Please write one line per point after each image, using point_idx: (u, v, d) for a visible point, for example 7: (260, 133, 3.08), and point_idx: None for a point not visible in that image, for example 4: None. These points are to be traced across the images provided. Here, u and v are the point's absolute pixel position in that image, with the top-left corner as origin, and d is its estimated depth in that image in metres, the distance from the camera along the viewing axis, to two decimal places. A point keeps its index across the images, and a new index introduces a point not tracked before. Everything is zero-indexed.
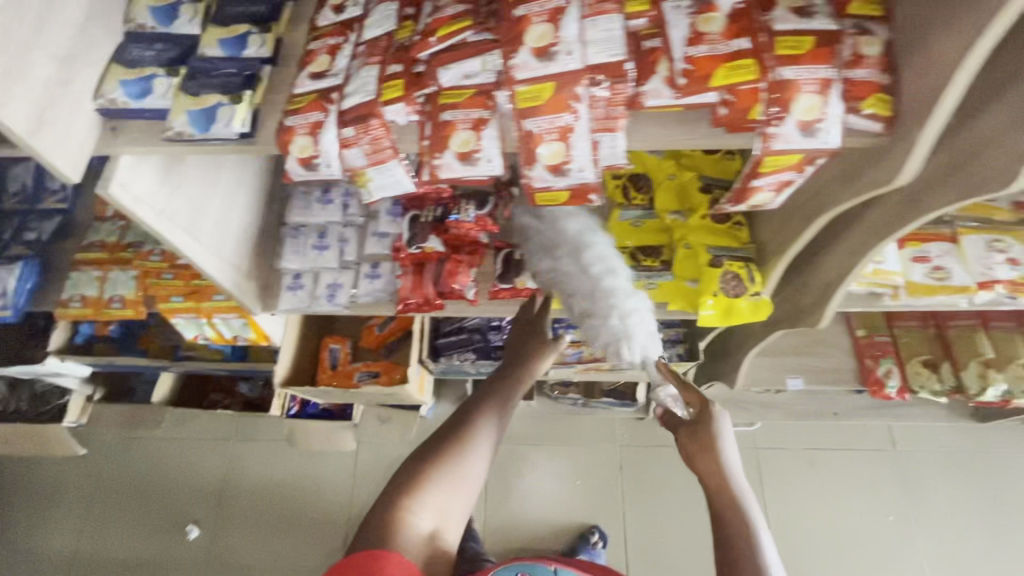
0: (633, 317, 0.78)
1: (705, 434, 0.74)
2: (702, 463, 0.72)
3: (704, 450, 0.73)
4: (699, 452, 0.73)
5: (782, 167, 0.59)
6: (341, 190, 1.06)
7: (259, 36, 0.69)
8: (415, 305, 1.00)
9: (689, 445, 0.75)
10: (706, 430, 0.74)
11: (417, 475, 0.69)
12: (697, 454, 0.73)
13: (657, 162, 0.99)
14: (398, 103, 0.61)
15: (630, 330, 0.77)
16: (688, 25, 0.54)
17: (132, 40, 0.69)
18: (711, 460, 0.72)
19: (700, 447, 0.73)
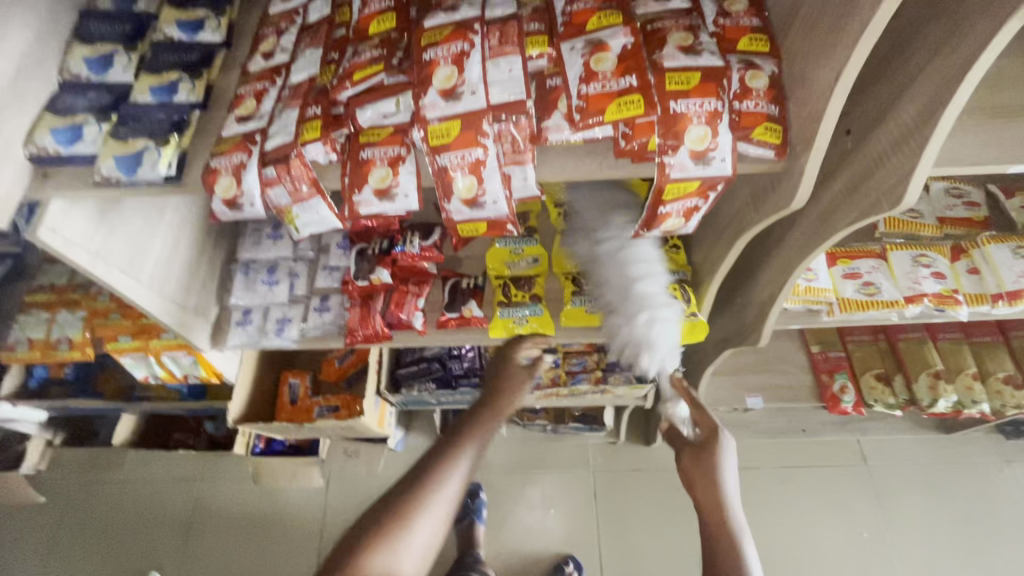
0: (661, 323, 0.80)
1: (706, 456, 0.76)
2: (705, 486, 0.73)
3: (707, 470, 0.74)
4: (703, 475, 0.75)
5: (685, 194, 0.62)
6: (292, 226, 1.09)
7: (190, 83, 0.72)
8: (363, 338, 1.00)
9: (697, 468, 0.75)
10: (709, 458, 0.75)
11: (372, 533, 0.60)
12: (702, 476, 0.74)
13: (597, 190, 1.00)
14: (317, 143, 0.63)
15: (652, 338, 0.80)
16: (582, 64, 0.57)
17: (66, 89, 0.71)
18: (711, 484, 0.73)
19: (704, 468, 0.75)
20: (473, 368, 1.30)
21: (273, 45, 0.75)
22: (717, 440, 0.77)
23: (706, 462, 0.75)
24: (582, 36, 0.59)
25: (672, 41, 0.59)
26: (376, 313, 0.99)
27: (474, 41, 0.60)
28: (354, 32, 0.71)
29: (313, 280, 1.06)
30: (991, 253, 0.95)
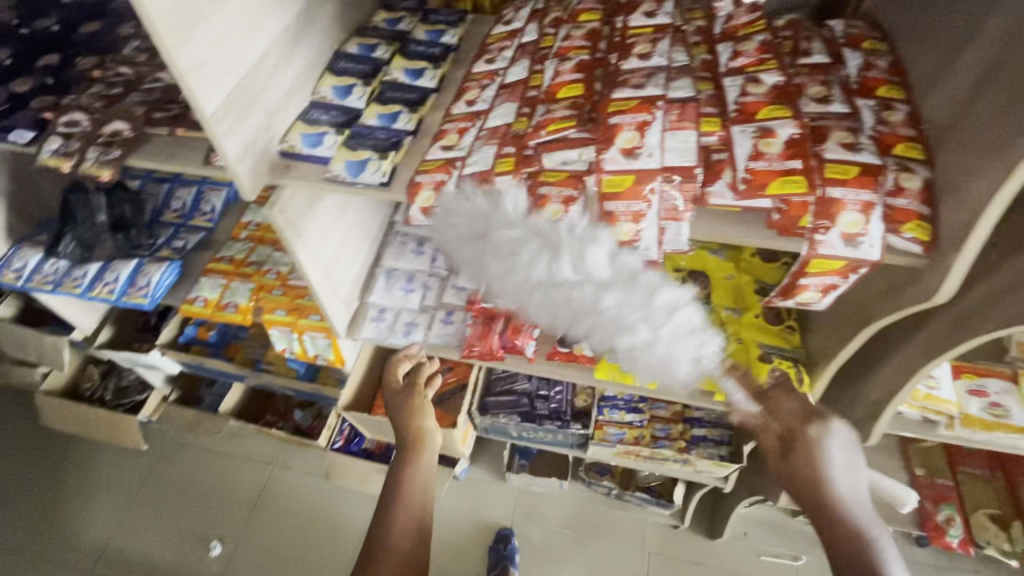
0: (671, 331, 0.88)
1: (811, 459, 0.77)
2: (809, 489, 0.75)
3: (807, 474, 0.76)
4: (804, 475, 0.77)
5: (827, 270, 0.67)
6: (433, 245, 1.23)
7: (408, 115, 0.90)
8: (478, 353, 1.10)
9: (790, 467, 0.79)
10: (801, 450, 0.79)
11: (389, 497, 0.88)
12: (804, 478, 0.76)
13: (717, 262, 1.08)
14: (508, 175, 0.76)
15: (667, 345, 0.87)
16: (752, 145, 0.67)
17: (314, 106, 0.90)
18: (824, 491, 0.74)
19: (808, 472, 0.77)
20: (558, 410, 1.35)
21: (475, 95, 0.91)
22: (810, 438, 0.79)
23: (800, 464, 0.77)
24: (752, 123, 0.69)
25: (834, 137, 0.67)
26: (495, 334, 1.09)
27: (657, 113, 0.72)
28: (546, 94, 0.86)
29: (441, 296, 1.18)
30: None
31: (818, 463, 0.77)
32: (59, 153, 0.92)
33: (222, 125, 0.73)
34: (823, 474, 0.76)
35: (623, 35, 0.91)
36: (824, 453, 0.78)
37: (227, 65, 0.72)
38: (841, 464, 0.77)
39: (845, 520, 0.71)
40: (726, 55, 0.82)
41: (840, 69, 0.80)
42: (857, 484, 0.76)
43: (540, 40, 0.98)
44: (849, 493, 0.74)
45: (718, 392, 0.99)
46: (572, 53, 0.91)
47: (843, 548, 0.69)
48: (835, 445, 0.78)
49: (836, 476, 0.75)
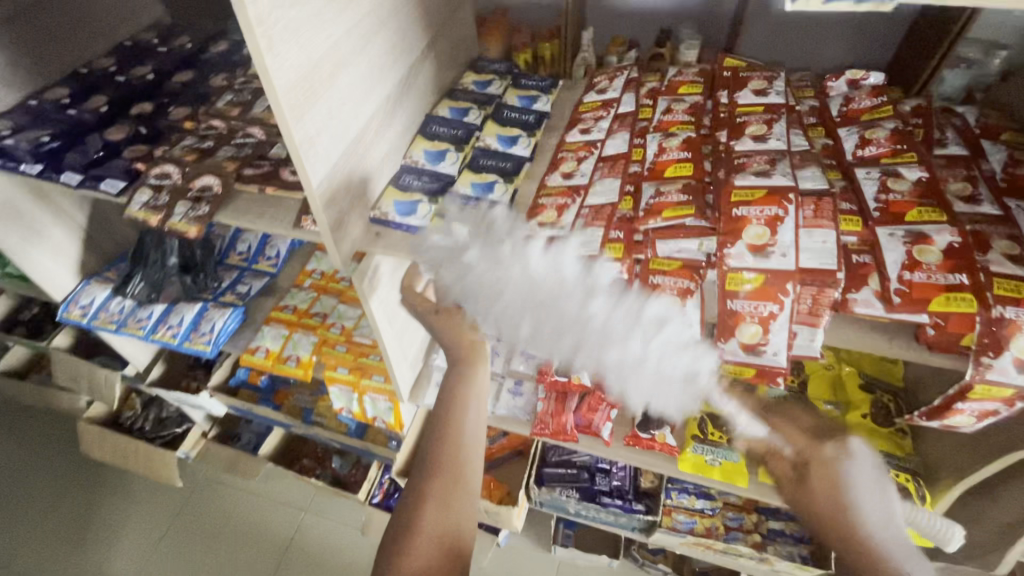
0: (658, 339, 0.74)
1: (831, 487, 0.67)
2: (843, 522, 0.65)
3: (832, 508, 0.66)
4: (821, 493, 0.68)
5: (994, 396, 0.59)
6: None
7: (504, 185, 0.86)
8: (550, 432, 1.03)
9: (804, 491, 0.70)
10: (822, 467, 0.70)
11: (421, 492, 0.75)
12: (818, 499, 0.67)
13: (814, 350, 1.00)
14: (616, 262, 0.72)
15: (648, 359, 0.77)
16: (904, 252, 0.61)
17: (407, 171, 0.88)
18: (858, 524, 0.64)
19: (827, 500, 0.67)
20: (620, 488, 1.27)
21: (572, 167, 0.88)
22: (826, 459, 0.71)
23: (820, 493, 0.68)
24: (901, 225, 0.63)
25: (999, 246, 0.60)
26: (570, 411, 1.03)
27: (790, 206, 0.66)
28: (652, 172, 0.81)
29: (509, 362, 1.12)
30: None
31: (843, 490, 0.67)
32: (149, 206, 0.91)
33: (325, 197, 0.71)
34: (852, 506, 0.65)
35: (730, 112, 0.87)
36: (844, 478, 0.68)
37: (336, 138, 0.70)
38: (869, 496, 0.67)
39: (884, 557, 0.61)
40: (851, 141, 0.77)
41: (982, 162, 0.73)
42: (887, 512, 0.66)
43: (638, 110, 0.94)
44: (885, 526, 0.64)
45: None
46: (676, 128, 0.87)
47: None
48: (858, 473, 0.68)
49: (866, 508, 0.65)
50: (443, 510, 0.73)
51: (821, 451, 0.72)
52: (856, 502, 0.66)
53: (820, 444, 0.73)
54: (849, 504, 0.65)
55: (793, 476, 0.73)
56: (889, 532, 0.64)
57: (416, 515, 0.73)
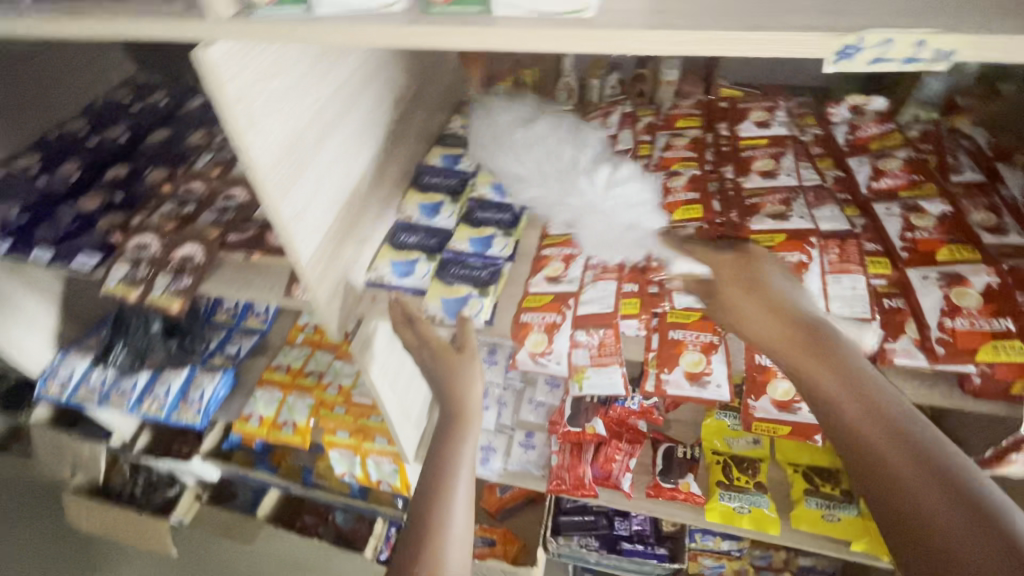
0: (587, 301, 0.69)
1: (751, 292, 0.60)
2: (772, 334, 0.57)
3: (762, 323, 0.57)
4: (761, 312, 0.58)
5: None
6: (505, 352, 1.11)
7: (503, 239, 0.82)
8: (567, 487, 0.97)
9: (747, 311, 0.59)
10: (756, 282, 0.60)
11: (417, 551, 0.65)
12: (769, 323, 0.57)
13: None
14: (633, 319, 0.67)
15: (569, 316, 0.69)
16: (942, 296, 0.57)
17: (402, 228, 0.82)
18: (788, 330, 0.56)
19: (754, 312, 0.58)
20: (642, 534, 1.20)
21: (574, 213, 0.84)
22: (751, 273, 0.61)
23: (740, 307, 0.59)
24: (933, 266, 0.59)
25: None
26: (586, 463, 0.97)
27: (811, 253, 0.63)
28: (660, 216, 0.77)
29: (517, 413, 1.07)
30: None
31: (761, 291, 0.59)
32: (127, 280, 0.85)
33: (317, 269, 0.66)
34: (778, 310, 0.57)
35: (734, 146, 0.84)
36: (758, 278, 0.61)
37: (326, 206, 0.66)
38: (795, 304, 0.58)
39: (825, 359, 0.54)
40: (865, 172, 0.74)
41: (1001, 188, 0.71)
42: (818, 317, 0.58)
43: (637, 147, 0.91)
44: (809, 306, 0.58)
45: (857, 542, 0.86)
46: (679, 166, 0.84)
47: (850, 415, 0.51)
48: (773, 273, 0.61)
49: (790, 303, 0.58)
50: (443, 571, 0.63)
51: (734, 272, 0.62)
52: (780, 302, 0.58)
53: (728, 262, 0.63)
54: (772, 302, 0.58)
55: (722, 313, 0.62)
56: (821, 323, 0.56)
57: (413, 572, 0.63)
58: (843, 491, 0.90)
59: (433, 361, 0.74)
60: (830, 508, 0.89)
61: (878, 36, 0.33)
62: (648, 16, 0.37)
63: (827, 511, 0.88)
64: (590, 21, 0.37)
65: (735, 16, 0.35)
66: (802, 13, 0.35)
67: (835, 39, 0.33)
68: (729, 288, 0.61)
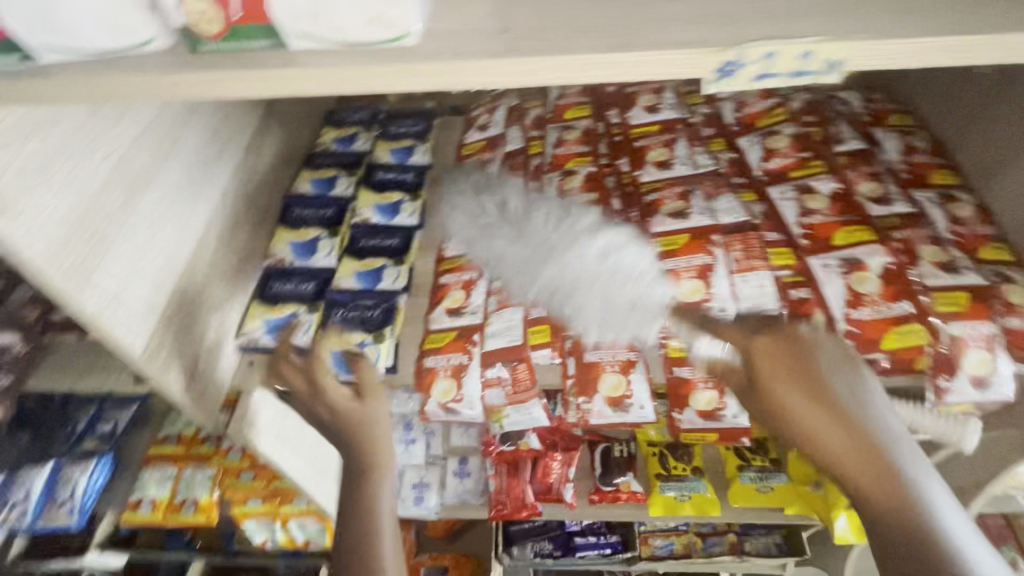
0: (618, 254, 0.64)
1: (788, 369, 0.45)
2: (809, 432, 0.43)
3: (800, 412, 0.43)
4: (791, 395, 0.44)
5: (952, 412, 0.58)
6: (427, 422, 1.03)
7: (395, 268, 0.72)
8: (509, 510, 0.93)
9: (777, 394, 0.45)
10: (800, 353, 0.46)
11: None
12: (799, 400, 0.44)
13: None
14: (545, 348, 0.61)
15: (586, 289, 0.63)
16: (844, 285, 0.57)
17: (274, 276, 0.71)
18: (832, 427, 0.42)
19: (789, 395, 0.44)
20: (592, 527, 1.18)
21: (470, 230, 0.76)
22: (793, 339, 0.47)
23: (775, 397, 0.45)
24: (833, 252, 0.59)
25: (926, 257, 0.59)
26: (526, 482, 0.92)
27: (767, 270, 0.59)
28: (561, 224, 0.72)
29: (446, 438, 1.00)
30: None
31: (802, 373, 0.45)
32: None
33: (160, 359, 0.54)
34: (814, 392, 0.43)
35: (627, 136, 0.81)
36: (797, 354, 0.46)
37: (156, 277, 0.53)
38: (847, 393, 0.43)
39: (869, 462, 0.40)
40: (755, 152, 0.73)
41: (880, 154, 0.72)
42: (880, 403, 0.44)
43: (528, 146, 0.85)
44: (876, 395, 0.44)
45: (790, 507, 0.89)
46: (573, 163, 0.79)
47: (867, 493, 0.40)
48: (836, 349, 0.46)
49: (838, 392, 0.43)
50: None
51: (767, 347, 0.47)
52: (819, 385, 0.44)
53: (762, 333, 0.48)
54: (816, 383, 0.44)
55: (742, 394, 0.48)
56: (865, 402, 0.43)
57: None
58: (773, 460, 0.92)
59: (337, 408, 0.59)
60: (764, 480, 0.90)
61: (758, 50, 0.27)
62: (485, 38, 0.29)
63: (761, 483, 0.90)
64: (415, 51, 0.29)
65: (590, 30, 0.29)
66: (669, 22, 0.28)
67: (714, 55, 0.27)
68: (759, 360, 0.47)
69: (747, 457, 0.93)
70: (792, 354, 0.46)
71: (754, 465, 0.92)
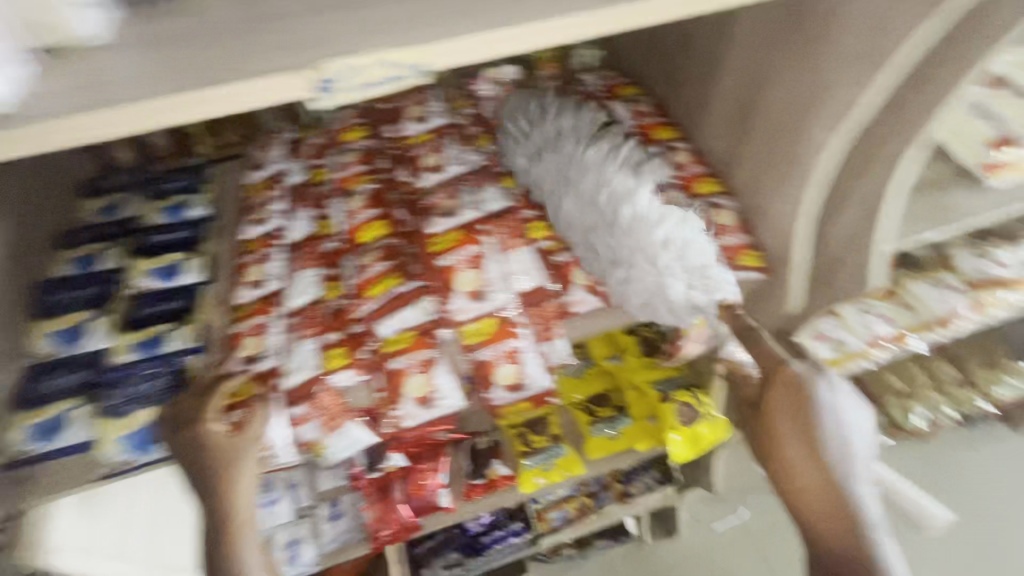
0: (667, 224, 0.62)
1: (788, 412, 0.61)
2: (796, 457, 0.59)
3: (803, 468, 0.59)
4: (806, 442, 0.59)
5: (701, 326, 0.69)
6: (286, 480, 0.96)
7: (180, 330, 0.68)
8: (390, 535, 0.93)
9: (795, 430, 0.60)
10: (794, 396, 0.62)
11: None
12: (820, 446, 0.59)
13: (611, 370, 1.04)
14: (344, 370, 0.61)
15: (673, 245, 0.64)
16: (589, 242, 0.67)
17: (37, 373, 0.64)
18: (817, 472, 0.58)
19: (789, 445, 0.60)
20: (494, 523, 1.22)
21: (260, 271, 0.74)
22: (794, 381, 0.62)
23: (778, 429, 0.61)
24: None
25: (653, 202, 0.70)
26: (399, 502, 0.92)
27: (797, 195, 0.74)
28: (348, 245, 0.73)
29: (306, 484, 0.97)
30: (915, 291, 1.12)
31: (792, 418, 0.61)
32: None
33: None
34: (816, 449, 0.59)
35: (403, 148, 0.83)
36: (801, 399, 0.61)
37: None
38: (837, 444, 0.59)
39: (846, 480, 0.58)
40: (512, 141, 0.80)
41: (615, 122, 0.82)
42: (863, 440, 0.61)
43: (310, 175, 0.85)
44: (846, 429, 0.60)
45: (640, 443, 0.98)
46: (356, 183, 0.80)
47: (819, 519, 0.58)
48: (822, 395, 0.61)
49: (828, 429, 0.59)
50: None
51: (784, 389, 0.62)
52: (815, 435, 0.59)
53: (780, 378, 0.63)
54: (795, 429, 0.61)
55: (754, 425, 0.65)
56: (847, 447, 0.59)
57: None
58: (617, 407, 1.01)
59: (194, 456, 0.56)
60: (612, 426, 0.99)
61: (340, 67, 0.40)
62: (151, 85, 0.39)
63: (610, 430, 0.99)
64: None
65: None
66: None
67: None
68: (779, 395, 0.63)
69: (595, 411, 1.01)
70: (796, 395, 0.62)
71: (603, 417, 1.00)
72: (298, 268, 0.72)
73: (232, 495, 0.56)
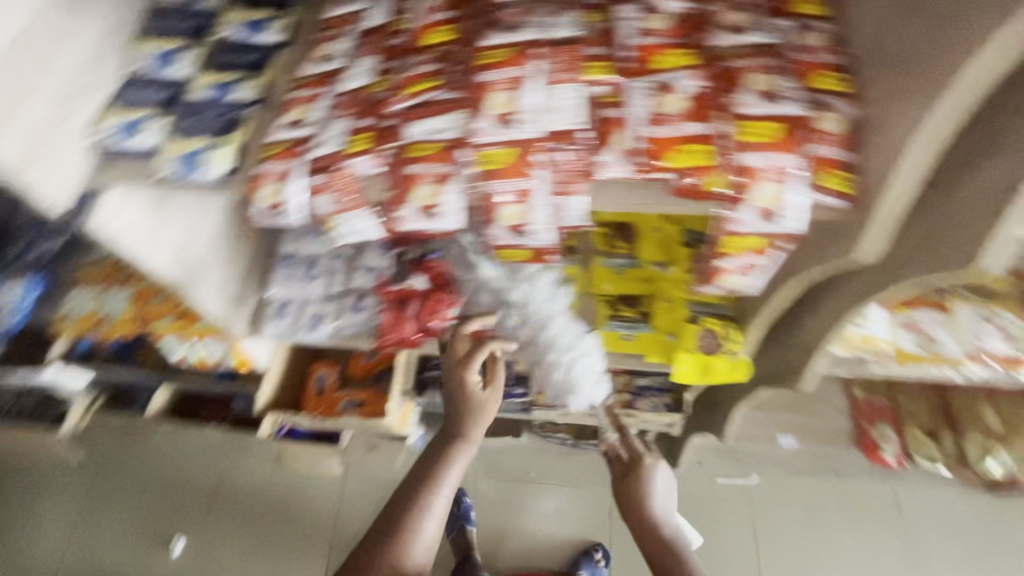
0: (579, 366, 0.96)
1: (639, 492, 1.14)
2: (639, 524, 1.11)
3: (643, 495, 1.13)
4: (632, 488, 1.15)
5: (743, 248, 0.62)
6: (326, 265, 1.06)
7: (249, 82, 0.73)
8: (394, 341, 1.01)
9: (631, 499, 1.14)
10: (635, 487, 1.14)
11: (403, 506, 0.96)
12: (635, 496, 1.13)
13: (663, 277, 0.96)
14: (365, 155, 0.63)
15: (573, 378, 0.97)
16: (649, 106, 0.56)
17: (129, 85, 0.73)
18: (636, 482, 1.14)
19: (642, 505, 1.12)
20: None
21: (329, 49, 0.75)
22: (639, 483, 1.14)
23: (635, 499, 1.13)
24: (650, 76, 0.58)
25: (752, 84, 0.56)
26: (409, 320, 0.99)
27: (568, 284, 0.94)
28: (409, 46, 0.70)
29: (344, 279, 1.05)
30: None
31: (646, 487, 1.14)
32: None
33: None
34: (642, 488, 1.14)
35: None
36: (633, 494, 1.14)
37: None
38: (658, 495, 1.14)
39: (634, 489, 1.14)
40: None
41: None
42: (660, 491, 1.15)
43: None
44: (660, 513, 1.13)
45: (651, 354, 0.96)
46: None
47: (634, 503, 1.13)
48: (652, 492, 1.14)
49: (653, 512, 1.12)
50: (413, 527, 0.94)
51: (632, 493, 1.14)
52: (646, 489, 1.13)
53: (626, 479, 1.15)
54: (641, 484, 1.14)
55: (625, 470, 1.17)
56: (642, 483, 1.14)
57: (401, 522, 0.94)
58: (643, 312, 0.97)
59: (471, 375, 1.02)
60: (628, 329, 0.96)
61: None
62: None
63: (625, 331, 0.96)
64: None
65: None
66: None
67: None
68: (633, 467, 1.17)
69: (619, 309, 0.98)
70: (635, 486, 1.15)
71: (624, 317, 0.98)
72: (360, 55, 0.72)
73: (467, 438, 1.02)
